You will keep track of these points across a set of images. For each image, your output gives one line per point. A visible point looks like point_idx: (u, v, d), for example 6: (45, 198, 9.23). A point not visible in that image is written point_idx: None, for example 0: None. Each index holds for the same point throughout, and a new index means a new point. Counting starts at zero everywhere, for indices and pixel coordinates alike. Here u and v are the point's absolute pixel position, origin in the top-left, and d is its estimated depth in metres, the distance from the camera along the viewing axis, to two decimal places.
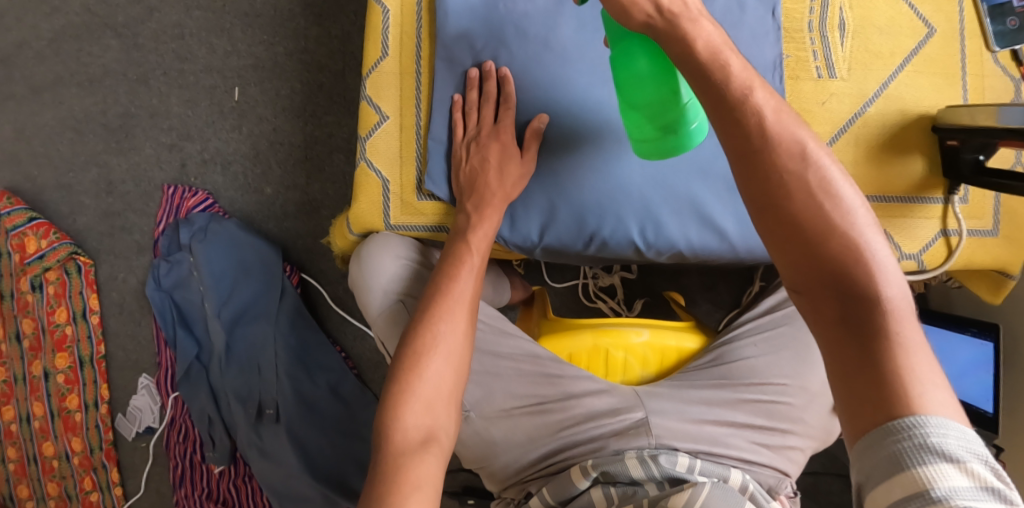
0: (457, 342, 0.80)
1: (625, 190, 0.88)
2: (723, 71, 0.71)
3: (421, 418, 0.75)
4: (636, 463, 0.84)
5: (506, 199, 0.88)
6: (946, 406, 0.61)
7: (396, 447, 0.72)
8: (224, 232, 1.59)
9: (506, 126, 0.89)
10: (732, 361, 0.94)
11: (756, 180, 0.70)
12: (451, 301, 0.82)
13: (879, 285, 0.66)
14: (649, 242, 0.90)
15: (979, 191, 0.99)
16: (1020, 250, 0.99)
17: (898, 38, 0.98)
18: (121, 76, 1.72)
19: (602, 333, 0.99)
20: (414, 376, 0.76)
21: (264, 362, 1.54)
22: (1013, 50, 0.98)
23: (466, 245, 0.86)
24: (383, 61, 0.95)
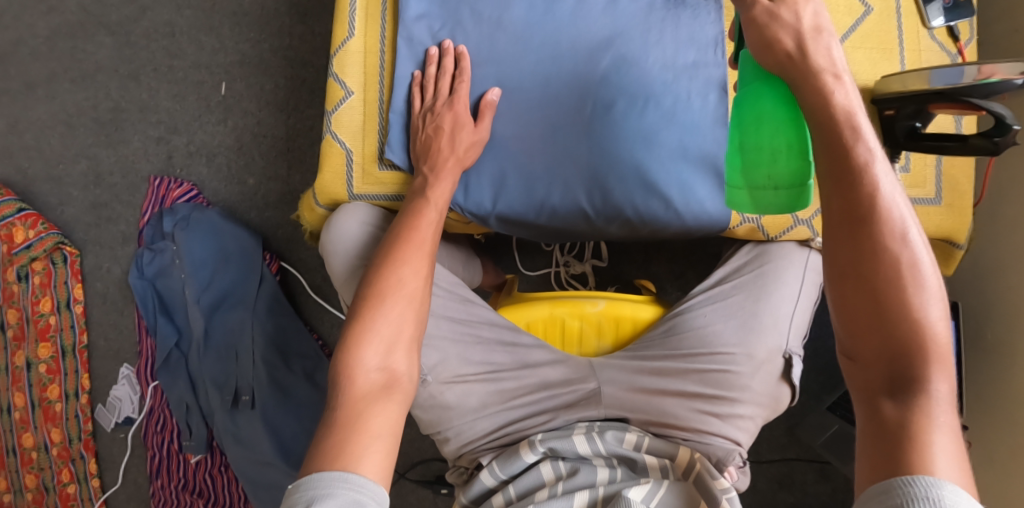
0: (417, 286, 0.81)
1: (574, 162, 0.93)
2: (852, 133, 0.74)
3: (380, 357, 0.75)
4: (583, 439, 0.84)
5: (459, 164, 0.92)
6: (955, 477, 0.62)
7: (360, 387, 0.73)
8: (205, 220, 1.63)
9: (461, 97, 0.93)
10: (683, 332, 0.93)
11: (848, 244, 0.71)
12: (411, 257, 0.83)
13: (933, 377, 0.67)
14: (597, 208, 0.94)
15: (920, 160, 1.03)
16: (962, 219, 1.04)
17: (835, 15, 1.03)
18: (113, 72, 1.77)
19: (558, 303, 0.99)
20: (372, 318, 0.77)
21: (241, 348, 1.56)
22: (949, 26, 1.03)
23: (425, 199, 0.88)
24: (349, 40, 0.99)
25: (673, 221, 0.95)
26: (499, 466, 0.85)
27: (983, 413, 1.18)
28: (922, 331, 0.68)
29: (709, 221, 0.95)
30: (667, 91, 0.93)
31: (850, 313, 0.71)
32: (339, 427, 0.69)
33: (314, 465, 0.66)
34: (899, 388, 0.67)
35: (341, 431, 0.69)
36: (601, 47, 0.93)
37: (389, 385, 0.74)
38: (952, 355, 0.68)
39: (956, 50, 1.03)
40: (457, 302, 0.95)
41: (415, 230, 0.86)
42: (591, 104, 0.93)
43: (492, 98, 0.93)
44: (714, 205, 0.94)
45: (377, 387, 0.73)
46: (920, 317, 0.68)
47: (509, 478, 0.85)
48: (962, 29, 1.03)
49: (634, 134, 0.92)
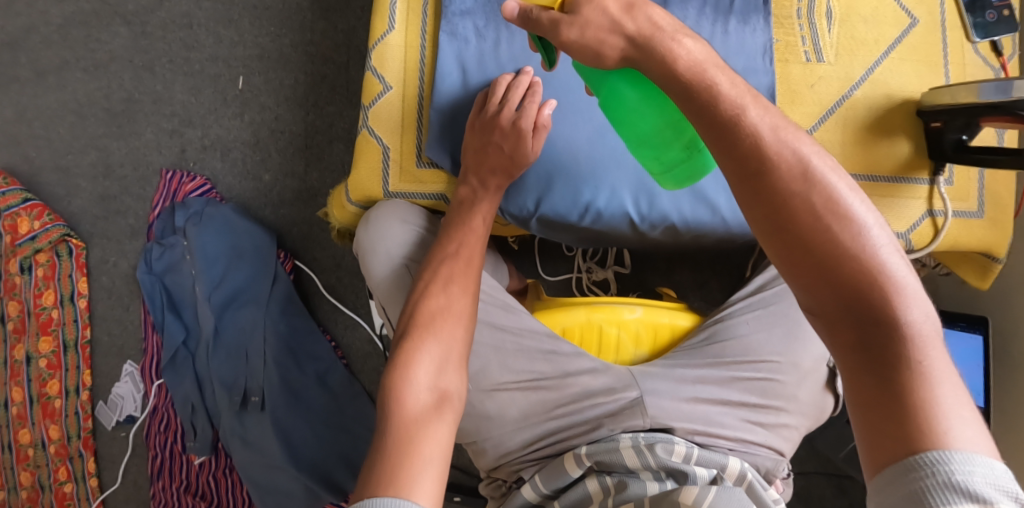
0: (464, 302, 0.79)
1: (621, 163, 0.90)
2: (709, 90, 0.66)
3: (431, 377, 0.71)
4: (632, 453, 0.78)
5: (508, 172, 0.87)
6: (972, 436, 0.57)
7: (411, 408, 0.67)
8: (219, 215, 1.59)
9: (528, 115, 0.85)
10: (725, 340, 0.90)
11: (757, 204, 0.64)
12: (451, 278, 0.81)
13: (901, 309, 0.61)
14: (643, 214, 0.91)
15: (964, 174, 1.01)
16: (1002, 233, 1.01)
17: (882, 27, 1.00)
18: (127, 62, 1.74)
19: (595, 309, 0.96)
20: (424, 333, 0.75)
21: (252, 347, 1.52)
22: (992, 41, 1.01)
23: (472, 208, 0.88)
24: (389, 34, 0.95)
25: (719, 227, 0.92)
26: (542, 480, 0.82)
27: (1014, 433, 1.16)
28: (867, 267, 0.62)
29: None
30: None
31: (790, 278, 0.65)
32: (391, 452, 0.62)
33: (368, 491, 0.58)
34: (870, 341, 0.61)
35: (393, 453, 0.62)
36: None
37: (441, 403, 0.69)
38: (911, 277, 0.62)
39: (999, 65, 1.01)
40: (500, 307, 0.92)
41: (463, 246, 0.85)
42: None
43: (547, 112, 0.87)
44: None
45: (429, 407, 0.68)
46: (855, 255, 0.62)
47: (553, 493, 0.82)
48: (1005, 44, 1.02)
49: None
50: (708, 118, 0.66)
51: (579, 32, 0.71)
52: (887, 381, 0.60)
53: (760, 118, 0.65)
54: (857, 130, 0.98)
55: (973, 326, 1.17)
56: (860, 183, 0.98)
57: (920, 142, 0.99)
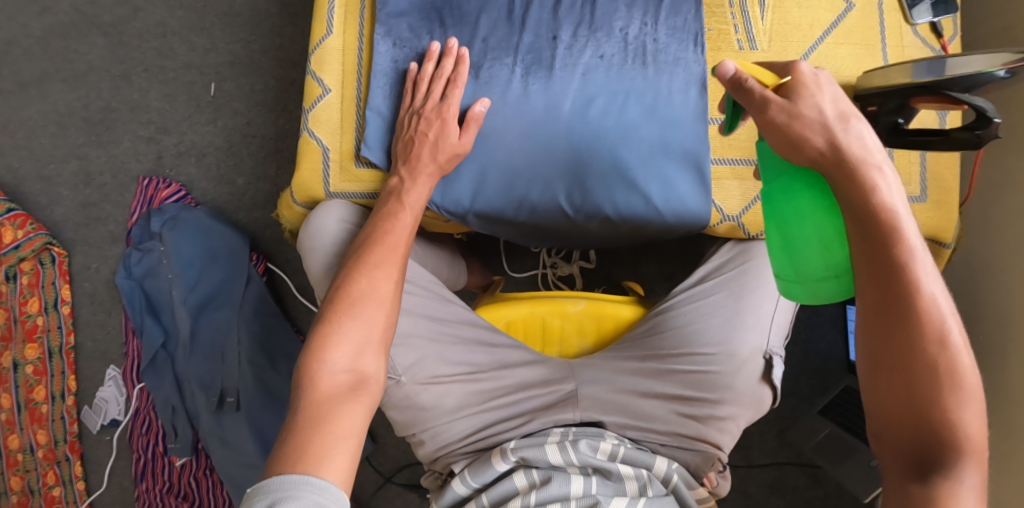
0: (387, 288, 0.83)
1: (553, 157, 0.91)
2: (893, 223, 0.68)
3: (349, 359, 0.78)
4: (555, 448, 0.82)
5: (439, 171, 0.91)
6: None
7: (325, 389, 0.75)
8: (193, 220, 1.62)
9: (451, 105, 0.90)
10: (663, 331, 0.92)
11: (881, 323, 0.68)
12: (375, 262, 0.84)
13: (963, 467, 0.64)
14: (576, 206, 0.93)
15: (905, 157, 1.01)
16: (947, 216, 1.02)
17: (816, 11, 1.01)
18: (104, 72, 1.77)
19: (538, 302, 0.98)
20: (344, 318, 0.80)
21: (228, 349, 1.55)
22: (932, 22, 1.02)
23: (399, 200, 0.89)
24: (328, 39, 0.98)
25: (652, 217, 0.93)
26: (471, 474, 0.84)
27: None
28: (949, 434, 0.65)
29: (690, 218, 0.93)
30: (647, 87, 0.92)
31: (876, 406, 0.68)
32: (301, 430, 0.72)
33: (277, 468, 0.68)
34: (926, 477, 0.65)
35: (306, 433, 0.71)
36: (573, 39, 0.94)
37: (357, 386, 0.77)
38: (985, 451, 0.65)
39: (939, 46, 1.02)
40: (436, 301, 0.94)
41: (390, 231, 0.87)
42: (570, 100, 0.92)
43: (478, 111, 0.90)
44: (694, 201, 0.93)
45: (343, 388, 0.76)
46: (947, 406, 0.65)
47: (481, 486, 0.84)
48: (945, 26, 1.02)
49: (615, 131, 0.91)
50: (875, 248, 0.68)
51: (790, 121, 0.71)
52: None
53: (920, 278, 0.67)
54: None
55: None
56: None
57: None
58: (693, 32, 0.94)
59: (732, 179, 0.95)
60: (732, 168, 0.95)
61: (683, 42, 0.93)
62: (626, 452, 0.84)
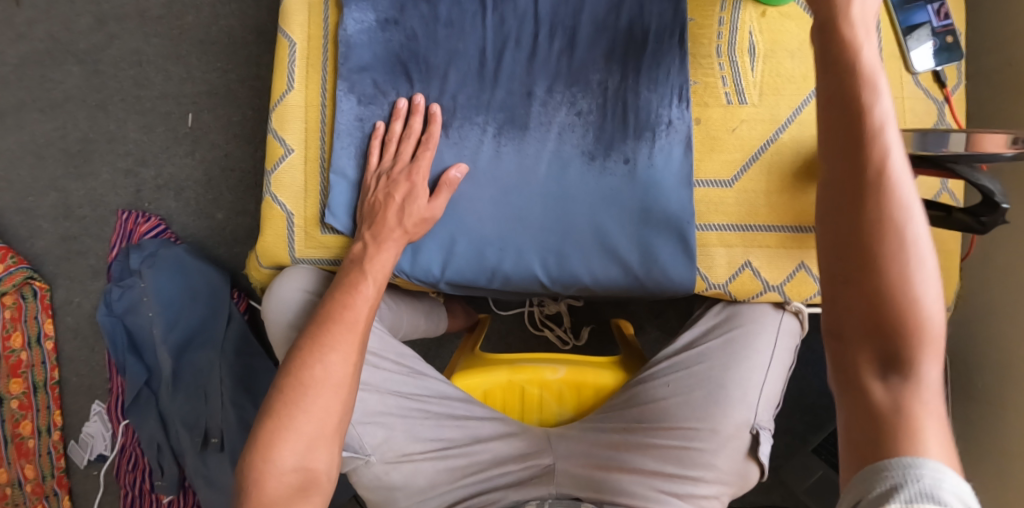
0: (342, 373, 0.80)
1: (527, 223, 0.88)
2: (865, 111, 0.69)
3: (298, 456, 0.76)
4: None
5: (407, 236, 0.87)
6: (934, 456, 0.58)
7: (272, 492, 0.74)
8: (173, 257, 1.58)
9: (420, 166, 0.88)
10: (642, 404, 0.90)
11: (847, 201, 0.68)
12: (330, 345, 0.81)
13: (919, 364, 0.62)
14: (552, 275, 0.90)
15: None
16: None
17: (812, 61, 0.91)
18: (81, 102, 1.72)
19: (517, 370, 0.96)
20: (294, 410, 0.77)
21: (211, 387, 1.51)
22: (934, 71, 0.96)
23: (361, 272, 0.85)
24: (289, 94, 0.94)
25: (632, 286, 0.90)
26: None
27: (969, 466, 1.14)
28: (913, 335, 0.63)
29: (672, 285, 0.89)
30: (623, 145, 0.88)
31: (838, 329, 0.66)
32: None
33: None
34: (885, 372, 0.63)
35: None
36: (542, 95, 0.90)
37: (305, 486, 0.76)
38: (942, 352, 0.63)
39: (942, 97, 0.97)
40: (407, 374, 0.91)
41: (348, 308, 0.83)
42: (545, 160, 0.89)
43: (455, 176, 0.88)
44: (677, 270, 0.88)
45: (291, 489, 0.75)
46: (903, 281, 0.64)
47: None
48: (949, 75, 0.97)
49: (593, 194, 0.88)
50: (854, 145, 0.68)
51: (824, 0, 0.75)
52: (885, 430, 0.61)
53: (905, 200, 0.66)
54: (787, 173, 0.89)
55: None
56: (788, 235, 0.89)
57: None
58: (676, 88, 0.88)
59: (718, 245, 0.90)
60: (718, 234, 0.90)
61: (662, 96, 0.88)
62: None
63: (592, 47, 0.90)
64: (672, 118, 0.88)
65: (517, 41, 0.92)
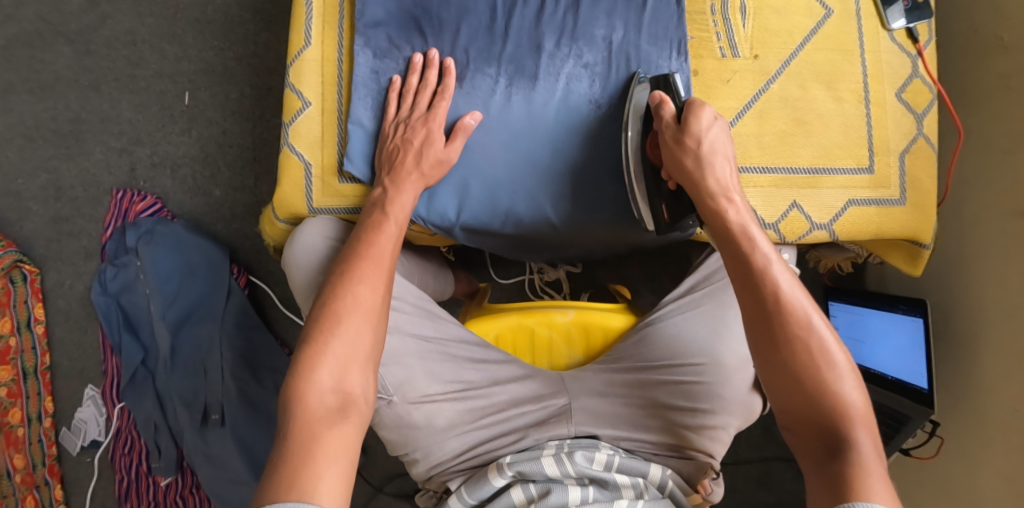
0: (373, 301, 0.83)
1: (539, 169, 0.94)
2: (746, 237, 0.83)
3: (335, 377, 0.78)
4: (551, 461, 0.82)
5: (423, 179, 0.90)
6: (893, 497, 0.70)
7: (314, 410, 0.75)
8: (170, 233, 1.57)
9: (437, 113, 0.91)
10: (653, 343, 0.93)
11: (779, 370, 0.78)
12: (359, 277, 0.84)
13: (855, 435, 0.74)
14: (562, 217, 0.95)
15: (885, 161, 1.00)
16: (926, 219, 1.02)
17: (794, 18, 0.99)
18: (72, 82, 1.71)
19: (527, 314, 0.98)
20: (330, 336, 0.80)
21: (210, 363, 1.51)
22: (908, 28, 1.01)
23: (383, 213, 0.88)
24: (306, 49, 0.97)
25: (639, 228, 0.96)
26: (467, 490, 0.84)
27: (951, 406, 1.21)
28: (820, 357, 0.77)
29: (674, 228, 0.96)
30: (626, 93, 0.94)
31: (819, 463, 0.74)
32: (291, 456, 0.71)
33: (270, 495, 0.68)
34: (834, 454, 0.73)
35: (296, 457, 0.71)
36: (549, 47, 0.94)
37: (344, 406, 0.77)
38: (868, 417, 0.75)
39: (914, 52, 1.02)
40: (425, 318, 0.93)
41: (373, 246, 0.86)
42: (554, 107, 0.93)
43: (469, 123, 0.91)
44: (681, 213, 0.95)
45: (331, 409, 0.76)
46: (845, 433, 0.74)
47: (478, 503, 0.84)
48: (920, 31, 1.02)
49: (601, 144, 0.94)
50: (737, 259, 0.83)
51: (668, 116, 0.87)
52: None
53: (741, 199, 0.84)
54: (774, 119, 0.99)
55: (912, 310, 1.19)
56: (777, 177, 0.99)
57: (838, 133, 0.99)
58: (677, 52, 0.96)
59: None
60: None
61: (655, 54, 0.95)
62: (620, 461, 0.84)
63: (596, 4, 0.95)
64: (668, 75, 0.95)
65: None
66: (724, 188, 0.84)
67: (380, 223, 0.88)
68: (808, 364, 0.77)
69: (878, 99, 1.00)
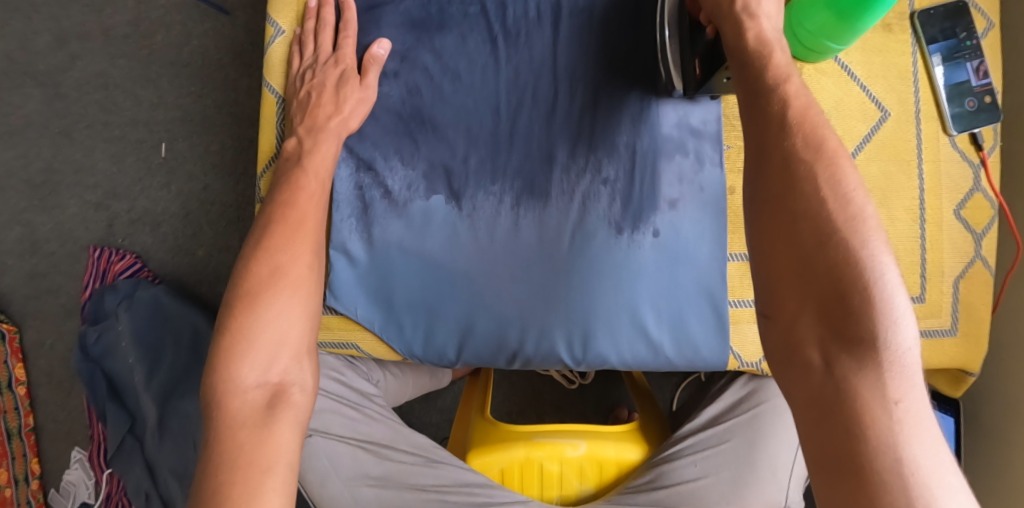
0: (298, 275, 0.80)
1: (550, 304, 0.89)
2: (766, 62, 0.73)
3: (261, 371, 0.75)
4: None
5: (343, 123, 0.91)
6: (916, 411, 0.59)
7: (238, 412, 0.73)
8: (150, 298, 1.49)
9: (345, 52, 0.94)
10: (672, 485, 0.85)
11: (788, 225, 0.66)
12: (290, 282, 0.79)
13: (880, 324, 0.60)
14: (579, 357, 0.89)
15: (937, 288, 0.93)
16: (978, 349, 0.94)
17: (848, 121, 0.93)
18: (42, 128, 1.60)
19: (535, 446, 0.89)
20: (248, 322, 0.76)
21: (201, 435, 1.42)
22: (972, 133, 0.94)
23: (302, 170, 0.87)
24: (276, 160, 0.96)
25: (662, 365, 0.90)
26: None
27: None
28: (829, 189, 0.65)
29: (703, 366, 0.89)
30: (642, 216, 0.89)
31: (817, 347, 0.63)
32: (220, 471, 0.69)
33: None
34: (844, 343, 0.61)
35: (229, 472, 0.69)
36: (555, 160, 0.91)
37: (272, 401, 0.74)
38: (902, 301, 0.61)
39: (979, 160, 0.94)
40: (422, 465, 0.87)
41: (294, 210, 0.84)
42: (568, 237, 0.89)
43: (379, 53, 0.93)
44: (709, 349, 0.89)
45: (258, 406, 0.73)
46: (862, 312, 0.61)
47: None
48: (986, 135, 0.94)
49: (621, 272, 0.88)
50: (752, 91, 0.73)
51: None
52: (846, 454, 0.59)
53: (768, 20, 0.76)
54: None
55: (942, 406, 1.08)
56: None
57: None
58: (709, 164, 0.89)
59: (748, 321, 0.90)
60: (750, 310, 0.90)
61: (667, 150, 0.90)
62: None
63: (613, 109, 0.91)
64: (680, 191, 0.89)
65: (532, 107, 0.92)
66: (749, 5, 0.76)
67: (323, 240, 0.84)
68: (817, 201, 0.65)
69: (933, 216, 0.93)
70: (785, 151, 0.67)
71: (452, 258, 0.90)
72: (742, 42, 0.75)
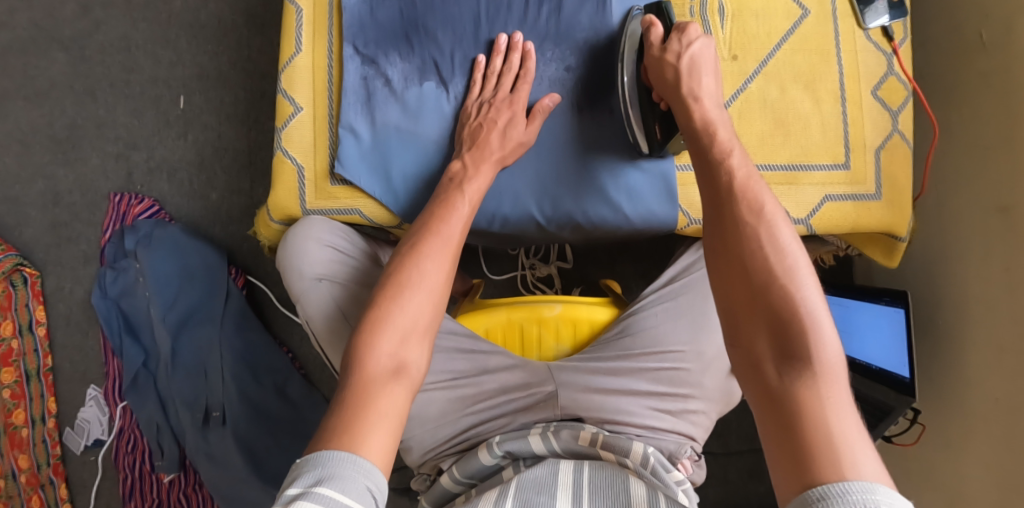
0: (437, 277, 0.88)
1: (524, 178, 1.08)
2: (709, 138, 0.90)
3: (394, 346, 0.82)
4: (537, 439, 0.89)
5: None
6: (845, 405, 0.69)
7: (372, 370, 0.79)
8: (168, 237, 1.59)
9: None
10: (636, 333, 1.01)
11: (734, 265, 0.80)
12: (428, 253, 0.90)
13: (813, 342, 0.72)
14: (548, 216, 1.09)
15: (861, 158, 1.10)
16: (900, 213, 1.11)
17: (773, 20, 1.11)
18: (67, 88, 1.71)
19: (515, 309, 1.06)
20: (394, 305, 0.85)
21: (211, 365, 1.52)
22: (883, 27, 1.11)
23: (460, 193, 0.97)
24: (297, 57, 1.09)
25: (622, 224, 1.10)
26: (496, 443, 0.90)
27: (934, 396, 1.21)
28: (769, 246, 0.78)
29: (658, 223, 1.09)
30: (603, 104, 1.08)
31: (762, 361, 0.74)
32: (352, 406, 0.76)
33: (323, 441, 0.72)
34: (784, 357, 0.72)
35: (353, 405, 0.76)
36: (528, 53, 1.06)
37: (399, 370, 0.81)
38: (830, 326, 0.73)
39: (890, 50, 1.12)
40: None
41: (443, 224, 0.93)
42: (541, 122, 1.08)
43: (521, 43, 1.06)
44: (660, 208, 1.09)
45: (388, 370, 0.80)
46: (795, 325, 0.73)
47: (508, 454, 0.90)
48: (896, 29, 1.12)
49: (585, 146, 1.07)
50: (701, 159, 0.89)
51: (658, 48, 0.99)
52: (789, 438, 0.68)
53: (710, 101, 0.94)
54: (754, 120, 1.10)
55: (894, 302, 1.19)
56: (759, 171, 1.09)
57: (817, 134, 1.10)
58: None
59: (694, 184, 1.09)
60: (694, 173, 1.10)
61: None
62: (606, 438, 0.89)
63: (578, 7, 1.07)
64: None
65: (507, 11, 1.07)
66: (694, 92, 0.94)
67: (456, 200, 0.96)
68: (753, 240, 0.79)
69: (854, 97, 1.11)
70: (728, 211, 0.82)
71: (444, 136, 1.07)
72: (691, 123, 0.93)
